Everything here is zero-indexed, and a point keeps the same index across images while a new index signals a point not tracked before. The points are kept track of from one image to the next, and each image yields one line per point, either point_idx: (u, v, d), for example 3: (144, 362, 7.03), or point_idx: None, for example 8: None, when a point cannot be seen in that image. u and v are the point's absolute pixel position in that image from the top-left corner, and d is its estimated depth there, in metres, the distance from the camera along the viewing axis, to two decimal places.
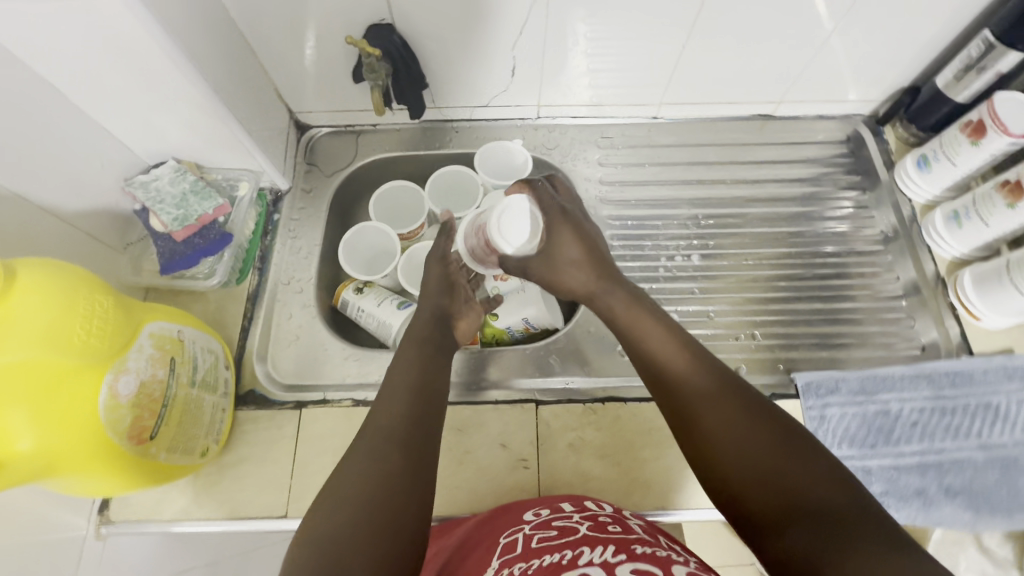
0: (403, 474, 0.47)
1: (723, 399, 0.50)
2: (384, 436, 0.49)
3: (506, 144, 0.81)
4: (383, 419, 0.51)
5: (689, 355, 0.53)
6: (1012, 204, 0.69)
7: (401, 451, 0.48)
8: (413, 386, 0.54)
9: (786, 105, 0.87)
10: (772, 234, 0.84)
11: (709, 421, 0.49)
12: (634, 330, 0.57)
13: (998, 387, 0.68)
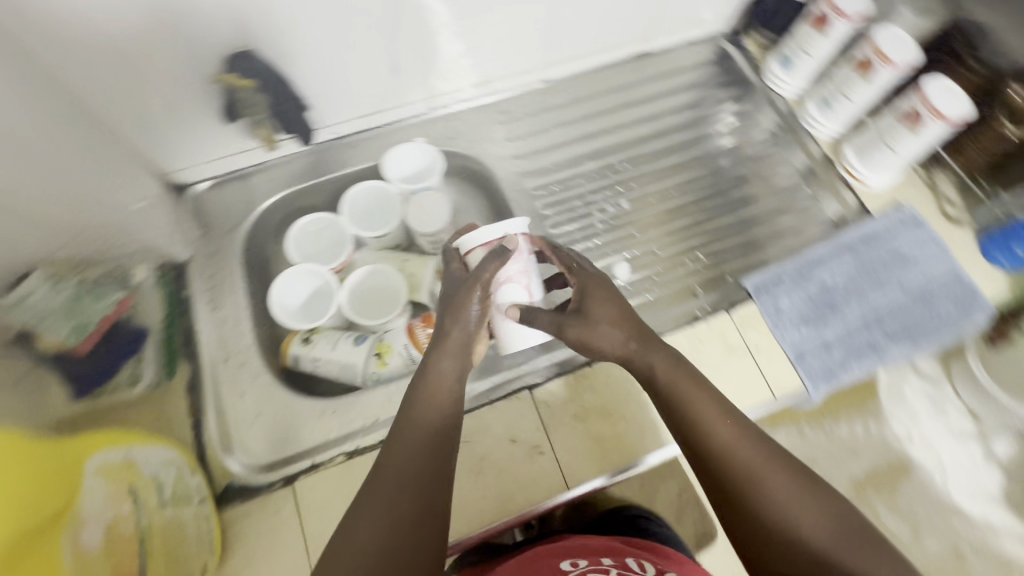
0: (414, 505, 0.46)
1: (780, 475, 0.48)
2: (404, 466, 0.48)
3: (409, 147, 0.79)
4: (410, 446, 0.49)
5: (739, 433, 0.50)
6: (866, 77, 0.77)
7: (419, 479, 0.47)
8: (439, 405, 0.52)
9: (656, 39, 0.91)
10: (680, 162, 0.89)
11: (759, 490, 0.47)
12: (679, 398, 0.52)
13: (895, 236, 0.79)
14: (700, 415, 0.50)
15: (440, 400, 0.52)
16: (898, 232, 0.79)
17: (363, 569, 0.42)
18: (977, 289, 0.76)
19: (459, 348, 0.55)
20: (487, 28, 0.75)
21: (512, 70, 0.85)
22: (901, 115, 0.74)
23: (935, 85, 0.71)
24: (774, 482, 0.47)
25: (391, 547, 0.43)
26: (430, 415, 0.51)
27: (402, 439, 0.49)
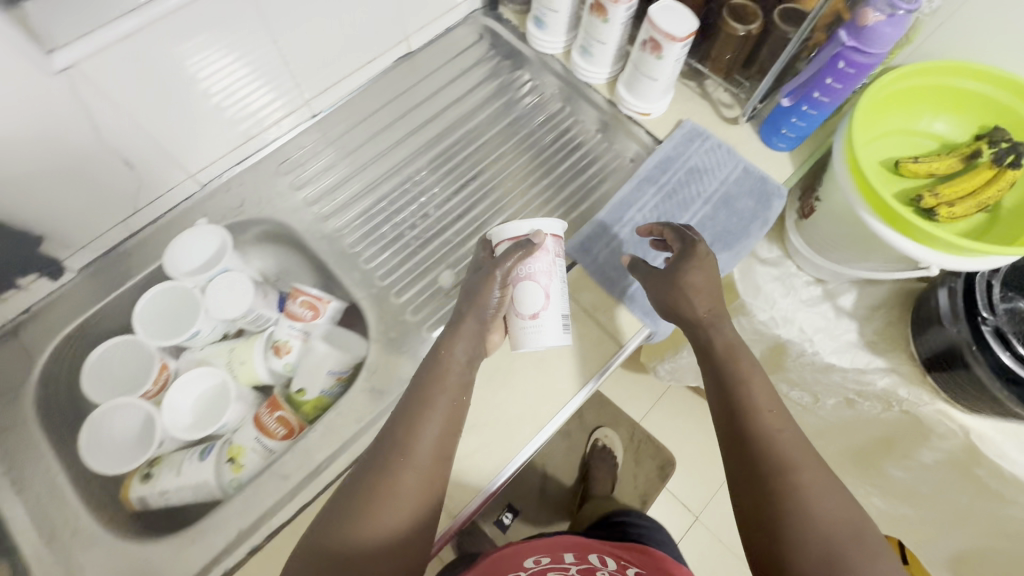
0: (423, 476, 0.57)
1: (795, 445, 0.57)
2: (415, 441, 0.57)
3: (188, 236, 0.73)
4: (431, 422, 0.58)
5: (774, 408, 0.60)
6: (605, 19, 0.77)
7: (428, 452, 0.57)
8: (450, 383, 0.61)
9: (413, 37, 0.89)
10: (479, 149, 0.88)
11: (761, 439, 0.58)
12: (733, 361, 0.63)
13: (684, 152, 0.82)
14: (746, 387, 0.61)
15: (453, 376, 0.61)
16: (685, 147, 0.83)
17: (360, 533, 0.53)
18: (767, 177, 0.81)
19: (471, 334, 0.63)
20: (214, 88, 0.69)
21: (272, 117, 0.79)
22: (644, 45, 0.75)
23: (658, 11, 0.72)
24: (783, 436, 0.58)
25: (383, 508, 0.54)
26: (446, 396, 0.60)
27: (420, 415, 0.59)
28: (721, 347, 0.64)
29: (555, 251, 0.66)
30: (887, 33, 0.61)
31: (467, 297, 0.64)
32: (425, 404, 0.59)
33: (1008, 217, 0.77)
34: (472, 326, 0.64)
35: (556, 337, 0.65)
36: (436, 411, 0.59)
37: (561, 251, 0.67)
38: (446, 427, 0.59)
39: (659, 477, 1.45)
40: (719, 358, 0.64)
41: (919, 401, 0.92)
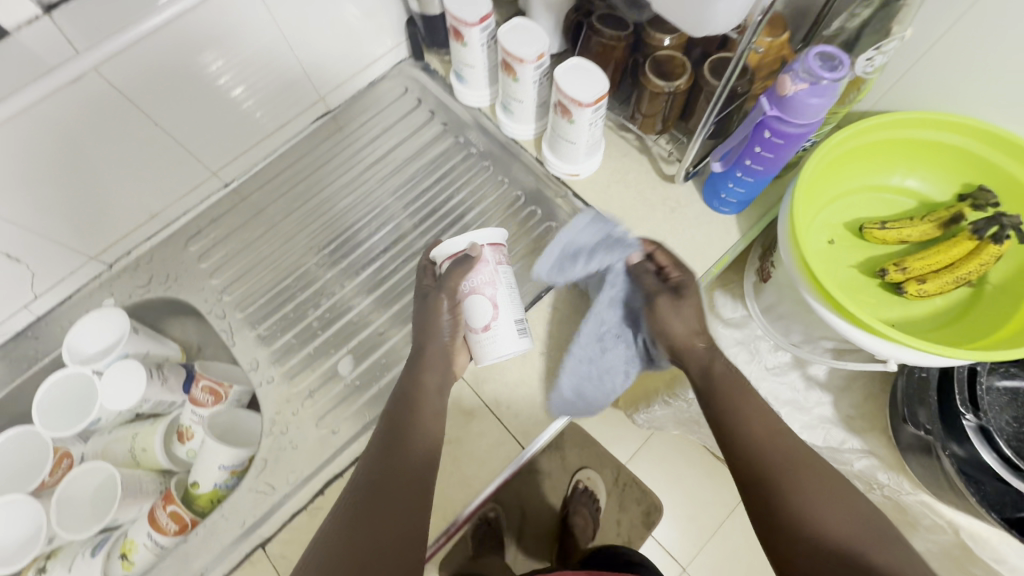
0: (408, 485, 0.54)
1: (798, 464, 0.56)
2: (405, 452, 0.56)
3: (82, 322, 0.71)
4: (421, 432, 0.58)
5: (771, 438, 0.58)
6: (516, 78, 0.70)
7: (419, 461, 0.56)
8: (432, 398, 0.61)
9: (331, 96, 0.85)
10: (402, 212, 0.83)
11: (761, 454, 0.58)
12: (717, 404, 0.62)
13: (593, 236, 0.70)
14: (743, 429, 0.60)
15: (432, 391, 0.62)
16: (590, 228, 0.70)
17: (358, 540, 0.50)
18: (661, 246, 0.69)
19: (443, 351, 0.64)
20: (102, 173, 0.67)
21: (175, 193, 0.77)
22: (555, 107, 0.68)
23: (563, 72, 0.64)
24: (775, 455, 0.58)
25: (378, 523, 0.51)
26: (428, 409, 0.60)
27: (407, 426, 0.58)
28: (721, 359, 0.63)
29: (496, 260, 0.64)
30: (812, 104, 0.52)
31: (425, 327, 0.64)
32: (408, 420, 0.59)
33: (993, 295, 0.66)
34: (439, 353, 0.64)
35: (512, 343, 0.63)
36: (423, 426, 0.59)
37: (504, 259, 0.65)
38: (432, 439, 0.59)
39: (644, 527, 1.23)
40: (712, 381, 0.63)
41: (900, 490, 0.81)
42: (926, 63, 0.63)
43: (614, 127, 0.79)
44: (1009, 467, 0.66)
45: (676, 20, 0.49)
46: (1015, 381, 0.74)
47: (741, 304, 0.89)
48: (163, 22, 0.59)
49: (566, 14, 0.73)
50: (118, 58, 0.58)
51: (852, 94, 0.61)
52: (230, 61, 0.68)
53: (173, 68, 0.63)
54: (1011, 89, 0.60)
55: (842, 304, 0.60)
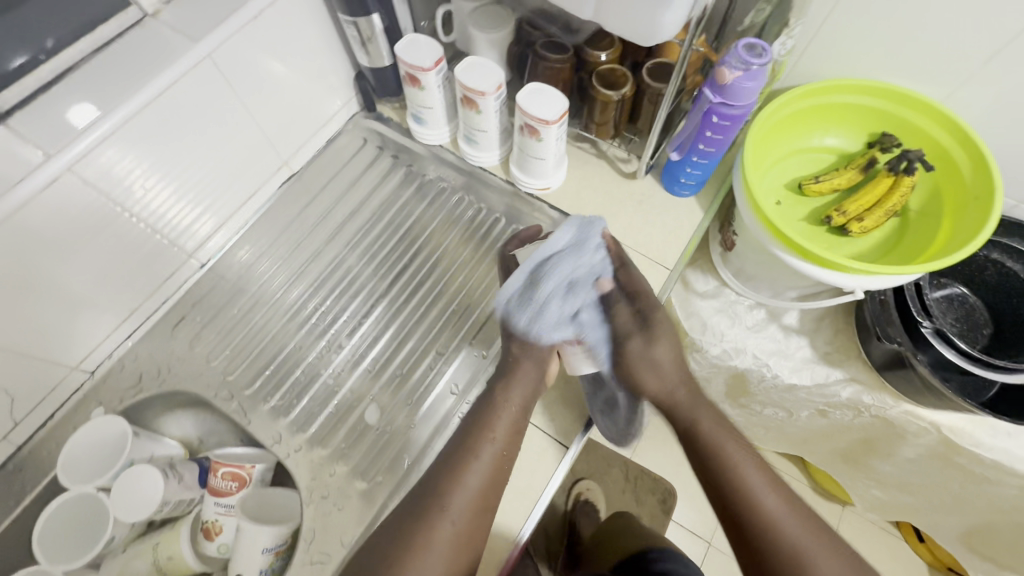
0: (464, 515, 0.59)
1: (794, 518, 0.62)
2: (457, 489, 0.60)
3: (75, 438, 0.66)
4: (474, 471, 0.61)
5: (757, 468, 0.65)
6: (478, 110, 0.75)
7: (467, 503, 0.60)
8: (498, 434, 0.64)
9: (294, 158, 0.85)
10: (377, 269, 0.83)
11: (771, 524, 0.61)
12: (718, 451, 0.65)
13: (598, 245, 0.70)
14: (743, 470, 0.64)
15: (505, 426, 0.65)
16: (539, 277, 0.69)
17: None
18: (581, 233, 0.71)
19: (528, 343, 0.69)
20: (81, 278, 0.64)
21: (153, 284, 0.74)
22: (521, 130, 0.73)
23: (525, 97, 0.70)
24: (783, 518, 0.61)
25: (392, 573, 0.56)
26: (491, 443, 0.63)
27: (466, 461, 0.62)
28: (709, 418, 0.67)
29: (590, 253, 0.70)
30: (748, 87, 0.61)
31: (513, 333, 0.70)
32: (470, 454, 0.62)
33: (916, 220, 0.78)
34: (527, 367, 0.68)
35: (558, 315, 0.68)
36: (480, 461, 0.62)
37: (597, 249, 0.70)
38: (491, 477, 0.62)
39: (664, 514, 1.26)
40: (708, 439, 0.66)
41: (884, 406, 0.90)
42: (821, 39, 0.76)
43: (571, 139, 0.86)
44: (967, 359, 0.77)
45: (627, 35, 0.56)
46: (944, 289, 0.88)
47: (712, 276, 0.97)
48: (133, 113, 0.59)
49: (509, 47, 0.80)
50: (87, 158, 0.57)
51: (771, 77, 0.71)
52: (201, 142, 0.69)
53: (149, 158, 0.63)
54: (889, 51, 0.73)
55: (807, 250, 0.69)
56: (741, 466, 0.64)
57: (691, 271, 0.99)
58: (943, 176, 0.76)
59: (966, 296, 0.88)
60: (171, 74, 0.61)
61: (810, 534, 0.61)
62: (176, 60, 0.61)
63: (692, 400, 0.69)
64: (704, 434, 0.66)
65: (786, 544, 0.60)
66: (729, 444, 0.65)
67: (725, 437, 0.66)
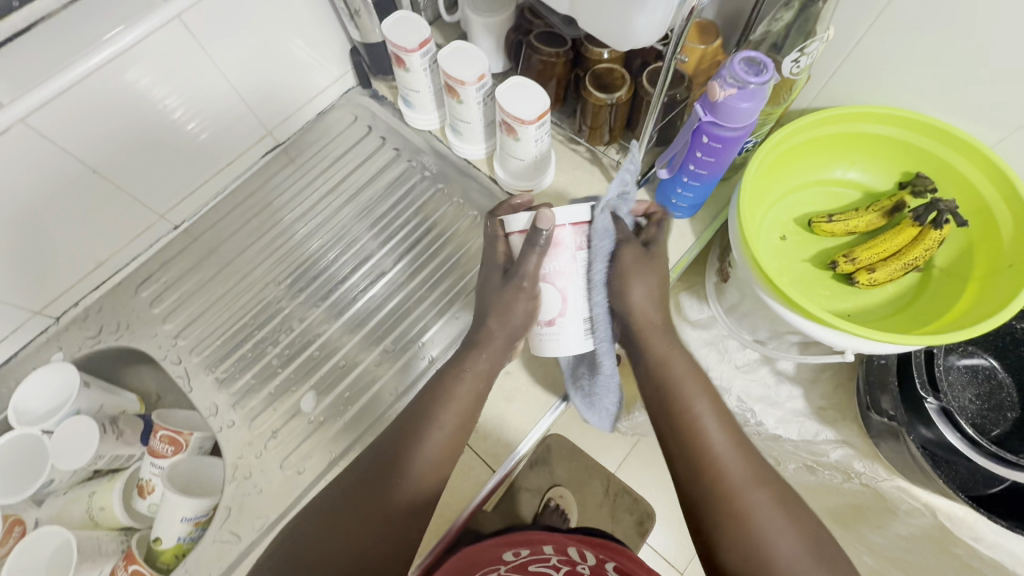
0: (420, 483, 0.55)
1: (743, 462, 0.53)
2: (412, 466, 0.55)
3: (25, 381, 0.69)
4: (432, 445, 0.56)
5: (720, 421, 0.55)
6: (460, 100, 0.70)
7: (422, 480, 0.55)
8: (461, 402, 0.58)
9: (280, 129, 0.84)
10: (365, 233, 0.83)
11: (713, 463, 0.53)
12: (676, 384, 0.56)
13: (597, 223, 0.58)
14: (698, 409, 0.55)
15: (467, 393, 0.58)
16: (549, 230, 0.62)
17: (320, 560, 0.51)
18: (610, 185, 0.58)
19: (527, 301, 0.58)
20: (43, 228, 0.66)
21: (121, 240, 0.75)
22: (500, 125, 0.68)
23: (505, 90, 0.65)
24: (731, 460, 0.53)
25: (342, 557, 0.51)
26: (451, 413, 0.57)
27: (422, 435, 0.56)
28: (670, 352, 0.58)
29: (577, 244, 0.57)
30: (743, 108, 0.53)
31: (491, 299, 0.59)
32: (429, 423, 0.57)
33: (939, 278, 0.68)
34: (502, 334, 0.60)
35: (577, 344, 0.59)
36: (438, 434, 0.56)
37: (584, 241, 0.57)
38: (445, 450, 0.57)
39: (640, 537, 1.11)
40: (665, 377, 0.57)
41: (876, 477, 0.82)
42: (857, 58, 0.65)
43: (564, 141, 0.79)
44: (970, 445, 0.68)
45: (601, 36, 0.50)
46: (971, 359, 0.77)
47: (707, 306, 0.89)
48: (98, 65, 0.58)
49: (506, 33, 0.74)
50: (48, 107, 0.57)
51: (785, 94, 0.62)
52: (176, 98, 0.68)
53: (117, 110, 0.63)
54: (933, 80, 0.62)
55: (794, 298, 0.61)
56: (698, 402, 0.56)
57: (686, 296, 0.91)
58: (981, 233, 0.66)
59: (996, 370, 0.76)
60: (141, 28, 0.59)
61: (758, 483, 0.52)
62: (147, 14, 0.59)
63: (659, 334, 0.59)
64: (665, 372, 0.57)
65: (726, 489, 0.52)
66: (687, 379, 0.57)
67: (684, 371, 0.57)
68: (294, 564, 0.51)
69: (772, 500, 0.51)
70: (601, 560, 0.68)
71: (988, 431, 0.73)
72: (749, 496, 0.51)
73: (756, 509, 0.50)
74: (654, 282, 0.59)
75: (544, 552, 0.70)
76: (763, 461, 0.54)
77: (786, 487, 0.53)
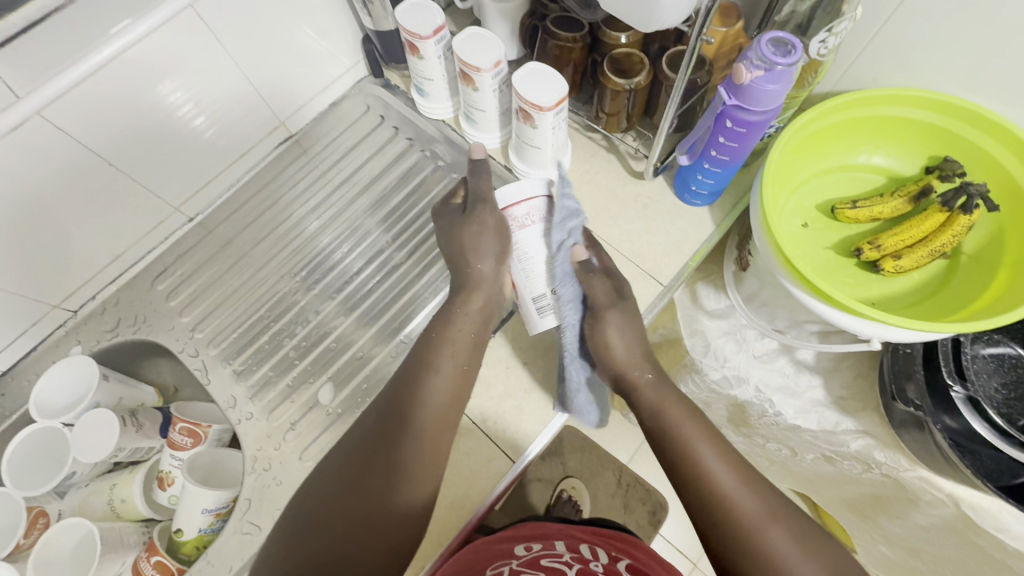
0: (431, 429, 0.56)
1: (752, 497, 0.53)
2: (419, 405, 0.57)
3: (45, 374, 0.69)
4: (436, 384, 0.58)
5: (726, 458, 0.55)
6: (475, 87, 0.69)
7: (430, 416, 0.56)
8: (456, 346, 0.61)
9: (291, 119, 0.84)
10: (379, 224, 0.82)
11: (723, 503, 0.52)
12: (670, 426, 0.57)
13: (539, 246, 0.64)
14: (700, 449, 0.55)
15: (460, 335, 0.62)
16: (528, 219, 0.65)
17: (332, 516, 0.51)
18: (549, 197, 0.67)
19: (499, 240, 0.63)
20: (61, 221, 0.65)
21: (137, 233, 0.75)
22: (517, 113, 0.67)
23: (522, 76, 0.63)
24: (740, 498, 0.52)
25: (364, 489, 0.53)
26: (450, 355, 0.60)
27: (425, 376, 0.58)
28: (660, 399, 0.59)
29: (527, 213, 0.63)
30: (770, 90, 0.52)
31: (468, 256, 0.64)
32: (429, 371, 0.59)
33: (967, 264, 0.67)
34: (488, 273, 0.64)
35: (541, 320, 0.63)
36: (440, 375, 0.59)
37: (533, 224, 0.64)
38: (448, 394, 0.58)
39: (653, 528, 1.05)
40: (663, 422, 0.58)
41: (898, 467, 0.80)
42: (884, 38, 0.64)
43: (580, 128, 0.78)
44: (998, 434, 0.68)
45: (626, 18, 0.49)
46: (996, 347, 0.75)
47: (724, 295, 0.87)
48: (112, 56, 0.58)
49: (522, 19, 0.72)
50: (61, 100, 0.56)
51: (811, 76, 0.61)
52: (186, 91, 0.67)
53: (128, 102, 0.62)
54: (963, 62, 0.61)
55: (820, 286, 0.59)
56: (701, 447, 0.55)
57: (702, 286, 0.89)
58: (1011, 218, 0.64)
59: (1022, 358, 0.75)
60: (152, 19, 0.59)
61: (767, 513, 0.51)
62: (158, 4, 0.59)
63: (643, 384, 0.61)
64: (662, 418, 0.58)
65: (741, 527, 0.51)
66: (683, 420, 0.58)
67: (679, 417, 0.58)
68: (301, 526, 0.51)
69: (785, 532, 0.51)
70: (613, 558, 0.62)
71: (1015, 421, 0.72)
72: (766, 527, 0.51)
73: (775, 543, 0.50)
74: (631, 337, 0.62)
75: (556, 548, 0.64)
76: (773, 492, 0.54)
77: (795, 515, 0.52)
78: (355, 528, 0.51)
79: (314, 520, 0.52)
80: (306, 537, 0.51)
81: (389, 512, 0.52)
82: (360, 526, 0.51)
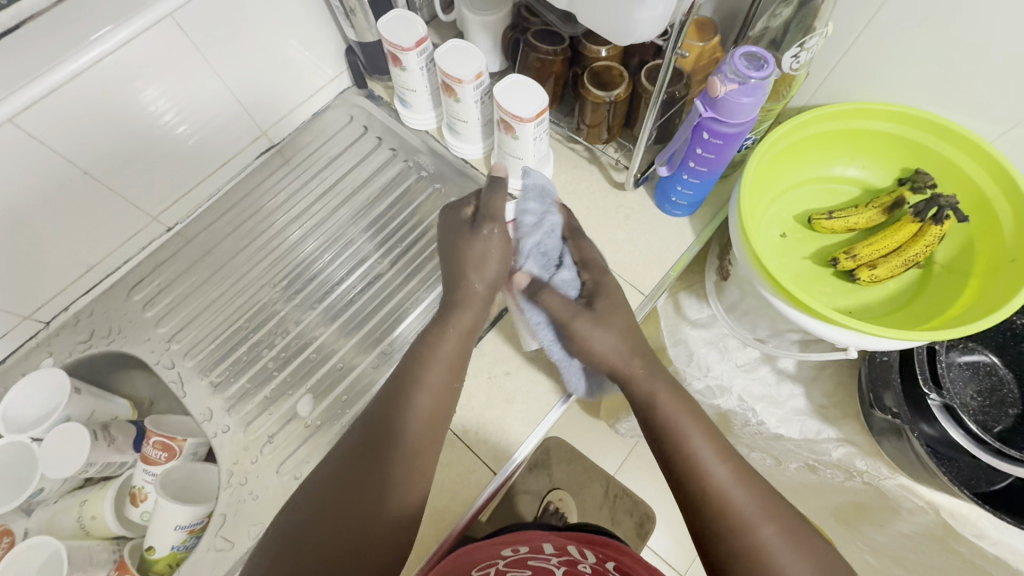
0: (420, 447, 0.55)
1: (748, 496, 0.50)
2: (408, 419, 0.55)
3: (15, 385, 0.67)
4: (427, 403, 0.57)
5: (724, 460, 0.53)
6: (457, 99, 0.69)
7: (422, 432, 0.56)
8: (449, 361, 0.60)
9: (274, 130, 0.84)
10: (362, 234, 0.82)
11: (716, 499, 0.50)
12: (666, 418, 0.56)
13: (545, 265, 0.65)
14: (696, 453, 0.53)
15: (448, 352, 0.60)
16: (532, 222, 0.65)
17: (321, 538, 0.49)
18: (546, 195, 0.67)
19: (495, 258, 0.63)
20: (37, 233, 0.65)
21: (113, 243, 0.74)
22: (498, 124, 0.67)
23: (502, 89, 0.64)
24: (732, 490, 0.51)
25: (356, 502, 0.51)
26: (440, 372, 0.59)
27: (412, 392, 0.57)
28: (659, 390, 0.57)
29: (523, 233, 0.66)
30: (744, 103, 0.53)
31: (460, 264, 0.64)
32: (419, 383, 0.58)
33: (941, 273, 0.68)
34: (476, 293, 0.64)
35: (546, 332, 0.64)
36: (432, 392, 0.57)
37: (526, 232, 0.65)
38: (440, 408, 0.57)
39: (641, 540, 1.04)
40: (658, 413, 0.56)
41: (879, 475, 0.81)
42: (856, 52, 0.65)
43: (562, 139, 0.79)
44: (974, 441, 0.68)
45: (601, 31, 0.50)
46: (972, 355, 0.77)
47: (706, 304, 0.88)
48: (87, 65, 0.57)
49: (503, 32, 0.73)
50: (35, 108, 0.56)
51: (785, 89, 0.62)
52: (167, 99, 0.67)
53: (107, 111, 0.62)
54: (930, 77, 0.63)
55: (800, 297, 0.60)
56: (695, 443, 0.53)
57: (685, 296, 0.90)
58: (980, 227, 0.66)
59: (996, 366, 0.76)
60: (130, 28, 0.58)
61: (764, 513, 0.50)
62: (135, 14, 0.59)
63: (641, 372, 0.59)
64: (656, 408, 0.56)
65: (733, 522, 0.49)
66: (683, 415, 0.55)
67: (674, 409, 0.56)
68: (281, 539, 0.50)
69: (779, 532, 0.49)
70: (601, 559, 0.61)
71: (991, 428, 0.73)
72: (760, 528, 0.49)
73: (767, 543, 0.48)
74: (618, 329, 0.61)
75: (543, 550, 0.63)
76: (766, 485, 0.53)
77: (797, 520, 0.51)
78: (350, 541, 0.49)
79: (297, 530, 0.50)
80: (296, 552, 0.48)
81: (378, 524, 0.51)
82: (352, 545, 0.49)
